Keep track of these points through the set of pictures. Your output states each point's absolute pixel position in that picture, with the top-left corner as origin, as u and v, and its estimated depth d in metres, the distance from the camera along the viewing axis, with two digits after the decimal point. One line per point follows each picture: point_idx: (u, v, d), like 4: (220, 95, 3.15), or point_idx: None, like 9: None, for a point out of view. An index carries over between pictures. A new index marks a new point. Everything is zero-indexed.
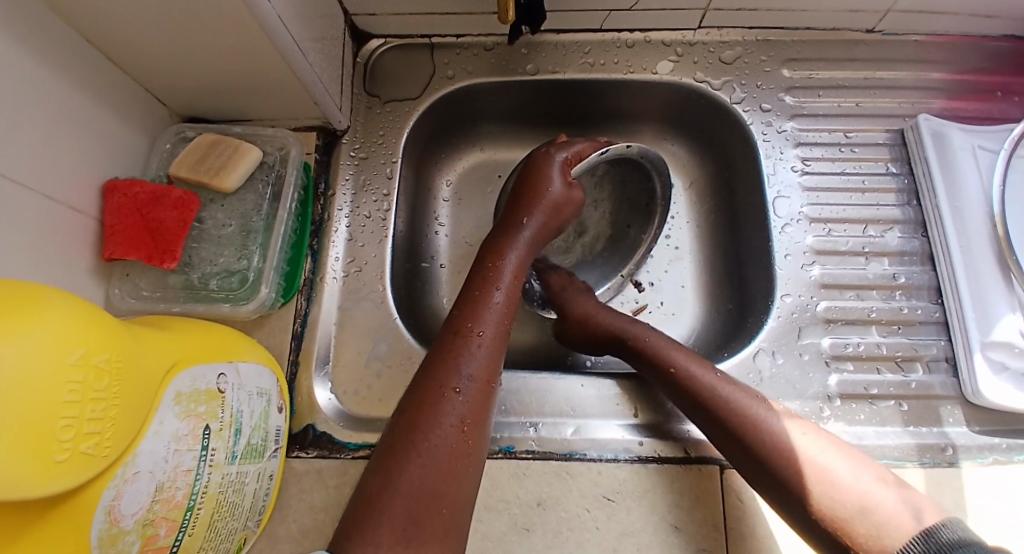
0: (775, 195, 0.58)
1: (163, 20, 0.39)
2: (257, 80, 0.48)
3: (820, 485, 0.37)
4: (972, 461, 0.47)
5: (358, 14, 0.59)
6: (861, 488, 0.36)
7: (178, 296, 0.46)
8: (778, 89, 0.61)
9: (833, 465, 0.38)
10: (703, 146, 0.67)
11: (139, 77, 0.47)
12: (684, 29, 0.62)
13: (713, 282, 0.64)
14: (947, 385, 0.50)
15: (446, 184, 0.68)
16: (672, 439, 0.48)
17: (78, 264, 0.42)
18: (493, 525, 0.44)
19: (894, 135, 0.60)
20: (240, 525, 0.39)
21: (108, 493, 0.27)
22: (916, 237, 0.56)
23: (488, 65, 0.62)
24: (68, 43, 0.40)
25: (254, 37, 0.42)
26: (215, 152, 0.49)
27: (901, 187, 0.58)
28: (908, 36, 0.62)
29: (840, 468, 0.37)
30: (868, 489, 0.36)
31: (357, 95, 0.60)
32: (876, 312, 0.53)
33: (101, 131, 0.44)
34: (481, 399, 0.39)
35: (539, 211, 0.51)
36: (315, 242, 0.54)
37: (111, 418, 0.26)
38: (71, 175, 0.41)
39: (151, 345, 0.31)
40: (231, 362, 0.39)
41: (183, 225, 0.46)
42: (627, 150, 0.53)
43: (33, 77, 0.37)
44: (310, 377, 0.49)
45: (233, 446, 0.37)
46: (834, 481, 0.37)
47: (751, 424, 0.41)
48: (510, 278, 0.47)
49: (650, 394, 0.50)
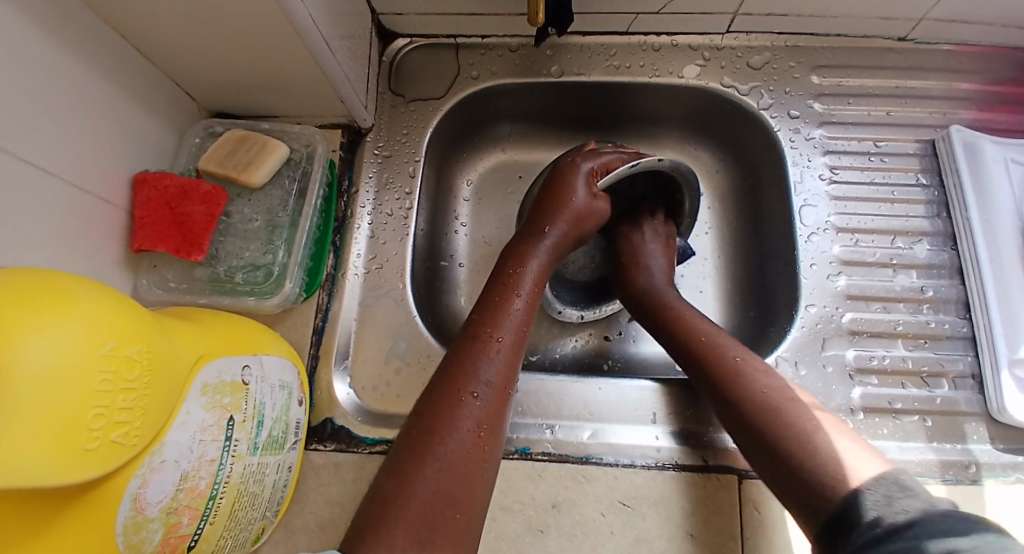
0: (802, 203, 0.58)
1: (195, 14, 0.40)
2: (285, 76, 0.49)
3: (793, 437, 0.38)
4: (995, 480, 0.46)
5: (386, 14, 0.59)
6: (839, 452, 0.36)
7: (204, 288, 0.47)
8: (806, 95, 0.61)
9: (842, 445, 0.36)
10: (728, 152, 0.66)
11: (172, 71, 0.48)
12: (712, 32, 0.61)
13: (734, 289, 0.63)
14: (973, 402, 0.49)
15: (467, 184, 0.68)
16: (707, 447, 0.47)
17: (107, 254, 0.42)
18: (509, 526, 0.44)
19: (925, 144, 0.59)
20: (258, 517, 0.39)
21: (133, 481, 0.27)
22: (945, 249, 0.55)
23: (512, 66, 0.62)
24: (104, 37, 0.41)
25: (284, 33, 0.42)
26: (243, 147, 0.49)
27: (931, 198, 0.57)
28: (939, 45, 0.61)
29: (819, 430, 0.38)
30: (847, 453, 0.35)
31: (383, 94, 0.61)
32: (902, 325, 0.52)
33: (131, 123, 0.45)
34: (497, 404, 0.39)
35: (561, 220, 0.51)
36: (337, 239, 0.54)
37: (140, 408, 0.27)
38: (102, 166, 0.42)
39: (181, 338, 0.32)
40: (256, 355, 0.39)
41: (211, 219, 0.46)
42: (659, 163, 0.51)
43: (69, 70, 0.38)
44: (329, 371, 0.50)
45: (255, 438, 0.37)
46: (813, 439, 0.37)
47: (737, 380, 0.43)
48: (531, 285, 0.47)
49: (692, 403, 0.50)
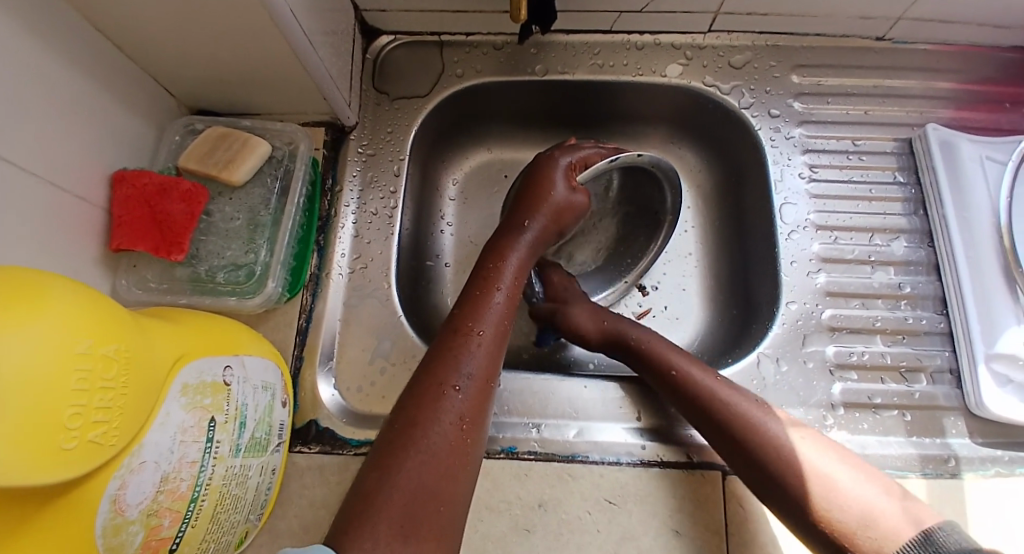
0: (783, 201, 0.58)
1: (174, 10, 0.39)
2: (267, 74, 0.48)
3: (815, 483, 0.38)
4: (974, 473, 0.47)
5: (369, 11, 0.59)
6: (864, 496, 0.36)
7: (184, 289, 0.46)
8: (787, 95, 0.61)
9: (831, 470, 0.38)
10: (711, 152, 0.67)
11: (149, 67, 0.47)
12: (695, 32, 0.62)
13: (717, 287, 0.64)
14: (951, 396, 0.50)
15: (452, 183, 0.68)
16: (684, 446, 0.47)
17: (84, 254, 0.42)
18: (495, 526, 0.44)
19: (903, 143, 0.60)
20: (241, 519, 0.39)
21: (113, 483, 0.27)
22: (922, 247, 0.56)
23: (497, 65, 0.62)
24: (80, 32, 0.40)
25: (266, 29, 0.42)
26: (224, 145, 0.49)
27: (908, 196, 0.58)
28: (918, 45, 0.62)
29: (835, 472, 0.38)
30: (870, 497, 0.36)
31: (366, 92, 0.60)
32: (881, 321, 0.53)
33: (108, 121, 0.44)
34: (480, 396, 0.39)
35: (541, 214, 0.51)
36: (321, 238, 0.54)
37: (118, 408, 0.26)
38: (79, 165, 0.41)
39: (159, 337, 0.31)
40: (236, 355, 0.38)
41: (191, 217, 0.46)
42: (638, 159, 0.52)
43: (45, 66, 0.37)
44: (313, 372, 0.49)
45: (238, 439, 0.37)
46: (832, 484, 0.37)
47: (732, 419, 0.42)
48: (511, 280, 0.47)
49: (654, 401, 0.50)
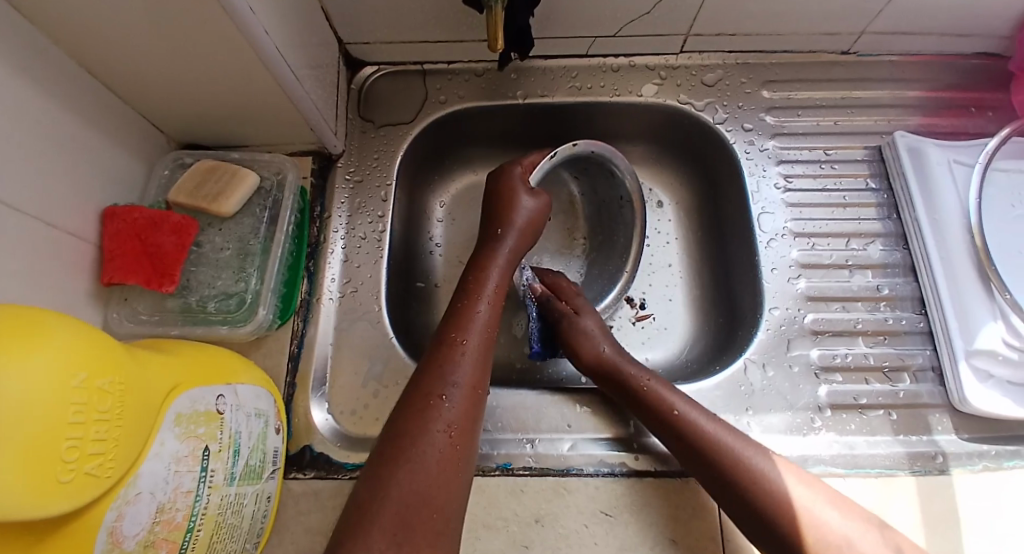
0: (760, 211, 0.60)
1: (162, 50, 0.41)
2: (254, 108, 0.50)
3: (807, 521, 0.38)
4: (962, 468, 0.48)
5: (352, 44, 0.61)
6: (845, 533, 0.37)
7: (176, 320, 0.47)
8: (758, 109, 0.64)
9: (818, 509, 0.39)
10: (690, 165, 0.69)
11: (139, 105, 0.48)
12: (667, 53, 0.64)
13: (703, 296, 0.65)
14: (935, 394, 0.51)
15: (439, 206, 0.69)
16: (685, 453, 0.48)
17: (77, 289, 0.42)
18: (491, 543, 0.44)
19: (872, 151, 0.62)
20: (238, 549, 0.39)
21: (110, 514, 0.27)
22: (897, 249, 0.58)
23: (479, 90, 0.64)
24: (71, 75, 0.41)
25: (252, 65, 0.43)
26: (213, 177, 0.50)
27: (881, 201, 0.60)
28: (884, 56, 0.65)
29: (821, 510, 0.39)
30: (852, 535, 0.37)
31: (352, 121, 0.62)
32: (862, 323, 0.55)
33: (99, 158, 0.45)
34: (469, 404, 0.39)
35: (511, 222, 0.53)
36: (311, 264, 0.55)
37: (113, 439, 0.27)
38: (72, 202, 0.42)
39: (154, 368, 0.32)
40: (229, 384, 0.39)
41: (181, 249, 0.47)
42: (574, 149, 0.55)
43: (38, 109, 0.38)
44: (306, 398, 0.49)
45: (232, 468, 0.37)
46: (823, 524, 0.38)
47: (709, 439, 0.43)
48: (494, 287, 0.48)
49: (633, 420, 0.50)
